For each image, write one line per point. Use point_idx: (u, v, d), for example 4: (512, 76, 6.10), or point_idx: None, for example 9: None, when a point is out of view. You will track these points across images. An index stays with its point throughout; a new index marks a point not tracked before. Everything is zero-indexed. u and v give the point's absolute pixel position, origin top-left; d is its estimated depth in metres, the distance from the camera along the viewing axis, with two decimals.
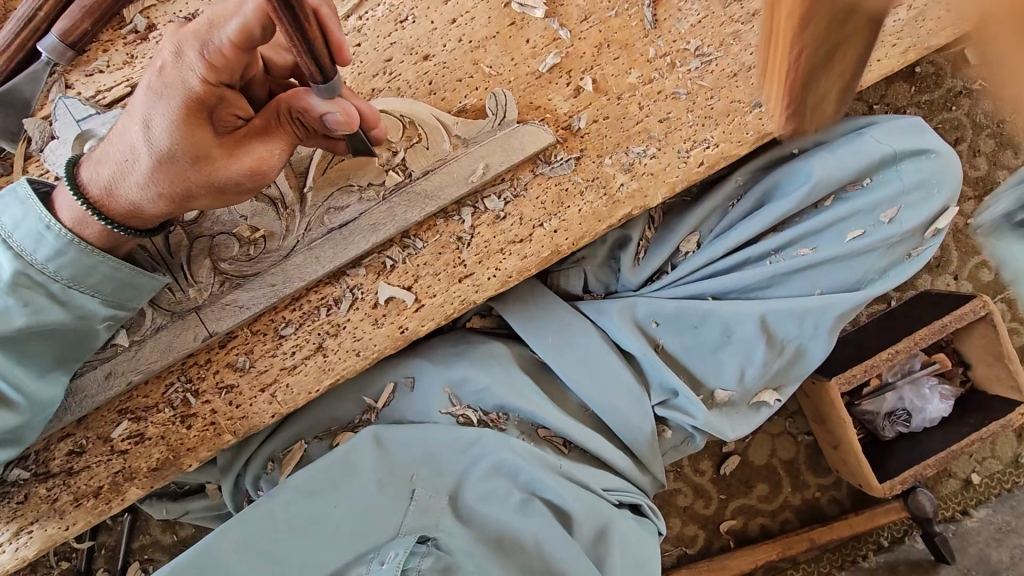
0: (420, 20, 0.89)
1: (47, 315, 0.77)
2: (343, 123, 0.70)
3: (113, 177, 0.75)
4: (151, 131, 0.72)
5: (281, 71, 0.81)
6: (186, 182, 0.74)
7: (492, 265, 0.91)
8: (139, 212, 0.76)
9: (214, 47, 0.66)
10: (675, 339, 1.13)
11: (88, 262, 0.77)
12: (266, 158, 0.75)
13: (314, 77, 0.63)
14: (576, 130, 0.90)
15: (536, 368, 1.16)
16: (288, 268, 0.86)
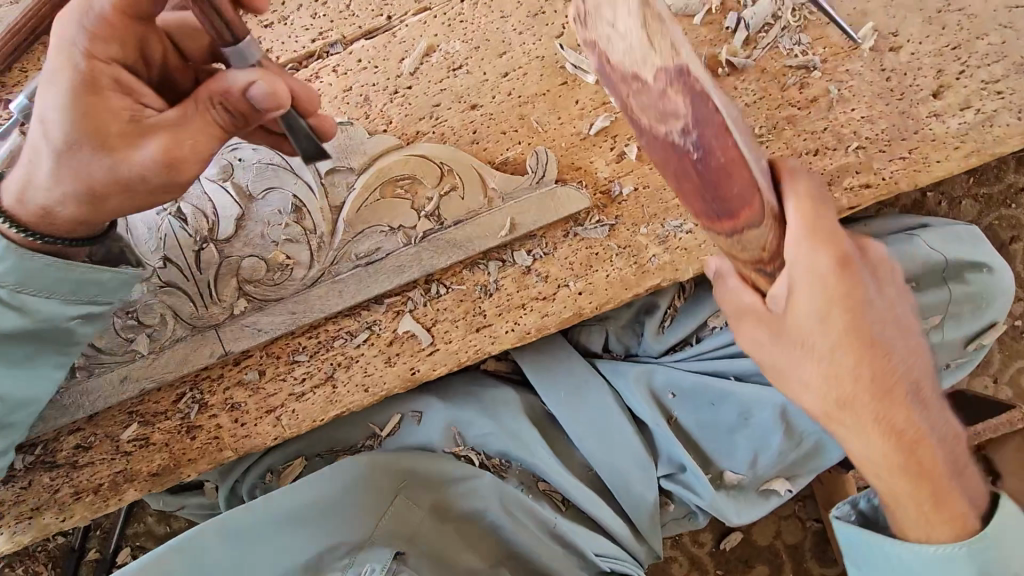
0: (473, 70, 0.90)
1: (8, 322, 0.76)
2: (271, 96, 0.63)
3: (24, 181, 0.73)
4: (49, 124, 0.68)
5: (199, 56, 0.77)
6: (87, 174, 0.68)
7: (512, 320, 0.90)
8: (56, 216, 0.73)
9: (95, 13, 0.67)
10: (689, 414, 1.11)
11: (47, 270, 0.75)
12: (179, 147, 0.68)
13: (223, 34, 0.61)
14: (614, 197, 0.89)
15: (544, 420, 1.14)
16: (311, 299, 0.87)
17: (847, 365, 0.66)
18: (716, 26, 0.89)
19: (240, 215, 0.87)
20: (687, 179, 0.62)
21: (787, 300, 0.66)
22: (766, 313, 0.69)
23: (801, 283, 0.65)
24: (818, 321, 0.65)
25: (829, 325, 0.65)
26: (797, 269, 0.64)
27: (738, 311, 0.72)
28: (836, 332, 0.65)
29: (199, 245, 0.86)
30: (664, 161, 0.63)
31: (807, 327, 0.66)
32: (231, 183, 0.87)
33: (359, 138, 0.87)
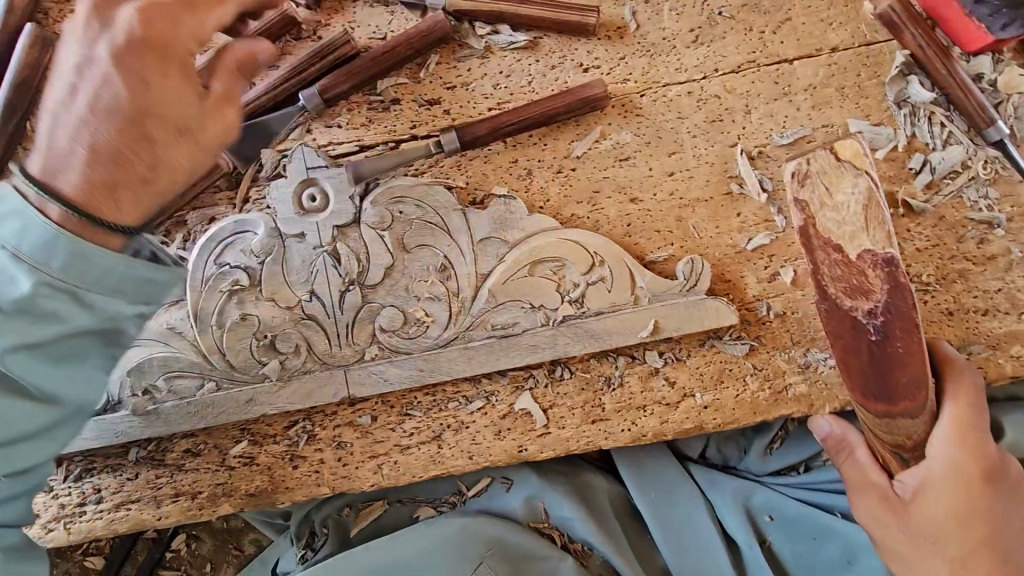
0: (640, 164, 0.90)
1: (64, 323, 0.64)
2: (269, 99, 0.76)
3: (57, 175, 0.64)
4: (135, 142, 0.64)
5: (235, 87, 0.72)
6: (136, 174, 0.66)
7: (630, 419, 0.88)
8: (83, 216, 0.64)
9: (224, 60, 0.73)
10: (786, 544, 1.05)
11: (104, 261, 0.64)
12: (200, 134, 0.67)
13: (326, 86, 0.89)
14: (760, 317, 0.87)
15: (625, 512, 1.11)
16: (440, 359, 0.87)
17: (971, 567, 0.72)
18: (899, 163, 0.86)
19: (391, 262, 0.88)
20: (857, 353, 0.77)
21: (913, 495, 0.75)
22: (895, 500, 0.76)
23: (930, 481, 0.74)
24: (947, 522, 0.73)
25: (956, 526, 0.73)
26: (933, 466, 0.74)
27: (859, 490, 0.79)
28: (957, 536, 0.72)
29: (347, 285, 0.88)
30: (841, 327, 0.78)
31: (921, 518, 0.74)
32: (388, 233, 0.88)
33: (519, 213, 0.87)
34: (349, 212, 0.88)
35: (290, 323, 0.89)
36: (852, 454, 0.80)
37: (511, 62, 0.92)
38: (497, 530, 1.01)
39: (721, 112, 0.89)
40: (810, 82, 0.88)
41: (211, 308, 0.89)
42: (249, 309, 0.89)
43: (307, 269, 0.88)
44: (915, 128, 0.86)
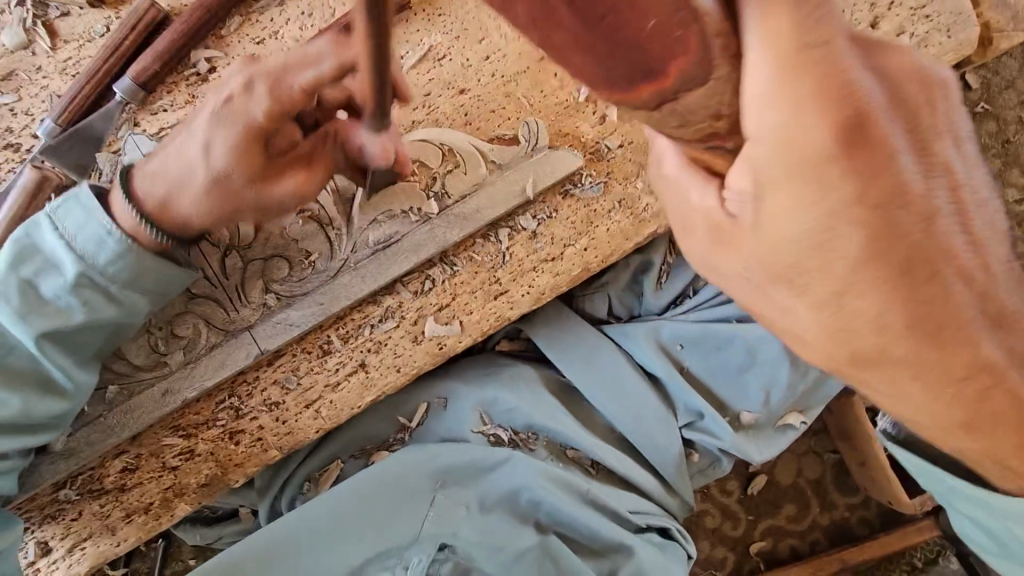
0: (456, 59, 0.97)
1: (101, 313, 0.82)
2: None
3: (167, 188, 0.81)
4: (213, 151, 0.78)
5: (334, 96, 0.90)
6: (236, 199, 0.81)
7: (526, 283, 0.96)
8: (188, 223, 0.83)
9: (284, 86, 0.74)
10: (699, 362, 1.19)
11: (154, 269, 0.83)
12: (307, 182, 0.83)
13: (367, 123, 0.73)
14: (604, 155, 0.96)
15: (563, 391, 1.21)
16: (334, 288, 0.91)
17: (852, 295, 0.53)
18: None
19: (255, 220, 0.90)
20: None
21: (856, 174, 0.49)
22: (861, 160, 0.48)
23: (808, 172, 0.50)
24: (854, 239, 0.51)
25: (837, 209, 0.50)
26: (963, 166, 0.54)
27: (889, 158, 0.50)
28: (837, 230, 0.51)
29: (223, 253, 0.91)
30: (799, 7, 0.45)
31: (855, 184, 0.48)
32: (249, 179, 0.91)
33: None
34: None
35: (181, 304, 0.91)
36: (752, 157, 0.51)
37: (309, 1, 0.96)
38: (436, 456, 1.06)
39: None
40: None
41: None
42: None
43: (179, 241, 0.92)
44: None
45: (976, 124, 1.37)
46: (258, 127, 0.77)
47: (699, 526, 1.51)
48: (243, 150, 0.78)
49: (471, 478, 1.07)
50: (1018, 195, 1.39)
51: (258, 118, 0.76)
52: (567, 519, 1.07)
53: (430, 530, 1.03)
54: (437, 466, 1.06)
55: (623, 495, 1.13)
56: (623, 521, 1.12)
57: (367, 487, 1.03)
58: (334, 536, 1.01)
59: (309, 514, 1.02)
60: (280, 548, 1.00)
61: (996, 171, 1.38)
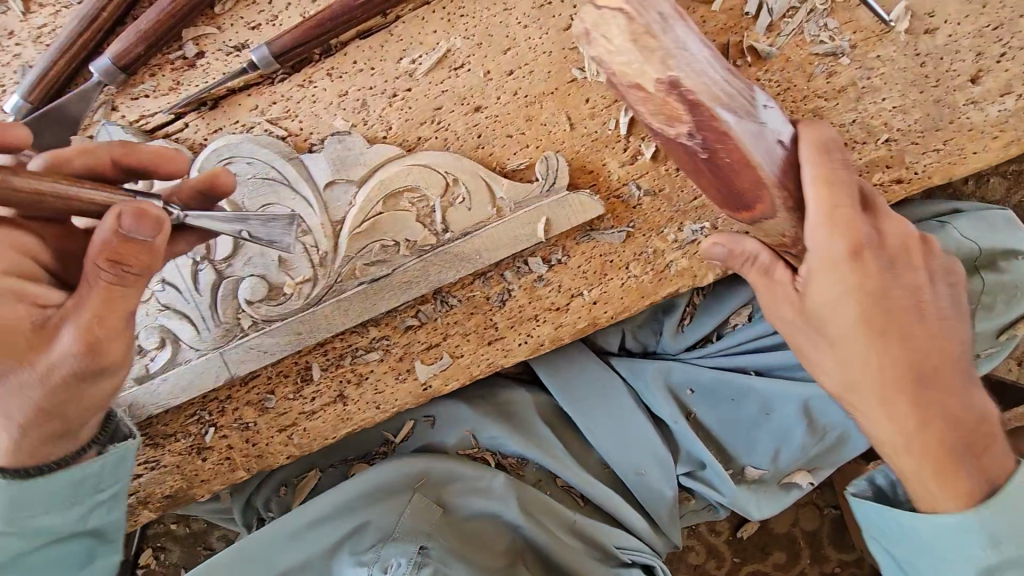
0: (476, 69, 0.84)
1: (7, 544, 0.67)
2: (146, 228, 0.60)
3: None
4: None
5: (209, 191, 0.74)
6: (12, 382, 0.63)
7: (524, 332, 0.87)
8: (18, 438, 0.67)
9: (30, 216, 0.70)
10: (709, 411, 1.09)
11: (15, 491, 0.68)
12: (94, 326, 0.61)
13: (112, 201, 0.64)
14: (629, 199, 0.85)
15: (558, 417, 1.12)
16: (316, 318, 0.83)
17: (893, 359, 0.71)
18: (735, 12, 0.83)
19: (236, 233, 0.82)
20: None
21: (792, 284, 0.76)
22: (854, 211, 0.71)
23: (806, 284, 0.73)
24: (832, 288, 0.71)
25: (861, 301, 0.71)
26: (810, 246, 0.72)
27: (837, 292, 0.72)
28: (856, 310, 0.71)
29: (197, 264, 0.82)
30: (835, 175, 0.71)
31: (873, 272, 0.71)
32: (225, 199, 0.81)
33: (356, 147, 0.82)
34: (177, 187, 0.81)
35: (152, 316, 0.84)
36: (755, 262, 0.78)
37: None
38: (408, 466, 0.98)
39: None
40: None
41: None
42: None
43: None
44: None
45: None
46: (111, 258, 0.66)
47: (681, 560, 1.47)
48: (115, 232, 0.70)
49: (446, 492, 0.98)
50: None
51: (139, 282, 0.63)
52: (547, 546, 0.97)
53: (404, 528, 0.93)
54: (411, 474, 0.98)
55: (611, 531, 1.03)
56: (605, 554, 1.02)
57: (340, 488, 0.96)
58: (309, 534, 0.94)
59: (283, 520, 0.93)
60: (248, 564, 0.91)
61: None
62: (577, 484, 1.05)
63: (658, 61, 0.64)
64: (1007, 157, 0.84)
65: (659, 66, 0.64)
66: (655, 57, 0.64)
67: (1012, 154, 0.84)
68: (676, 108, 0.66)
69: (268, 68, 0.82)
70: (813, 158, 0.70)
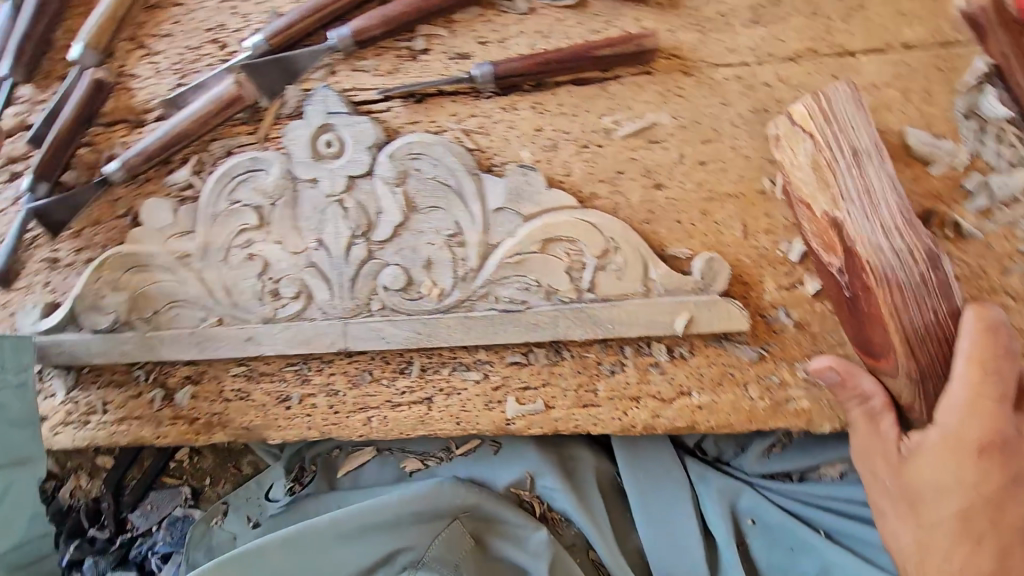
0: (671, 149, 0.85)
1: None
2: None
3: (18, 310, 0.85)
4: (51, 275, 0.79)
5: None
6: None
7: (622, 409, 0.87)
8: None
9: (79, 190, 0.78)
10: (763, 549, 1.04)
11: None
12: None
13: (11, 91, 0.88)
14: (772, 322, 0.84)
15: (613, 492, 1.09)
16: (439, 324, 0.86)
17: (977, 565, 0.70)
18: (952, 182, 0.80)
19: (400, 222, 0.86)
20: None
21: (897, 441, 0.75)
22: (1000, 412, 0.70)
23: (915, 451, 0.73)
24: (944, 473, 0.70)
25: (970, 498, 0.70)
26: (944, 410, 0.71)
27: (950, 467, 0.70)
28: (960, 504, 0.70)
29: (354, 238, 0.87)
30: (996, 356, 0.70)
31: (997, 478, 0.69)
32: (401, 189, 0.86)
33: (537, 185, 0.83)
34: (364, 162, 0.86)
35: (296, 266, 0.89)
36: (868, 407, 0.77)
37: (552, 21, 0.86)
38: (457, 498, 0.98)
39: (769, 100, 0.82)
40: (873, 81, 0.80)
41: (220, 242, 0.90)
42: (256, 248, 0.90)
43: (316, 216, 0.88)
44: (980, 145, 0.79)
45: None
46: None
47: None
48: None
49: (488, 530, 0.99)
50: None
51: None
52: None
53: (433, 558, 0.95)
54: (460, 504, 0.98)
55: None
56: None
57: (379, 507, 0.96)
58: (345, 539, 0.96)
59: (332, 518, 0.96)
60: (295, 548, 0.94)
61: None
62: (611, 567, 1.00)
63: (828, 194, 0.74)
64: None
65: (828, 200, 0.75)
66: (827, 190, 0.75)
67: None
68: (834, 241, 0.75)
69: (486, 84, 0.86)
70: (973, 337, 0.71)
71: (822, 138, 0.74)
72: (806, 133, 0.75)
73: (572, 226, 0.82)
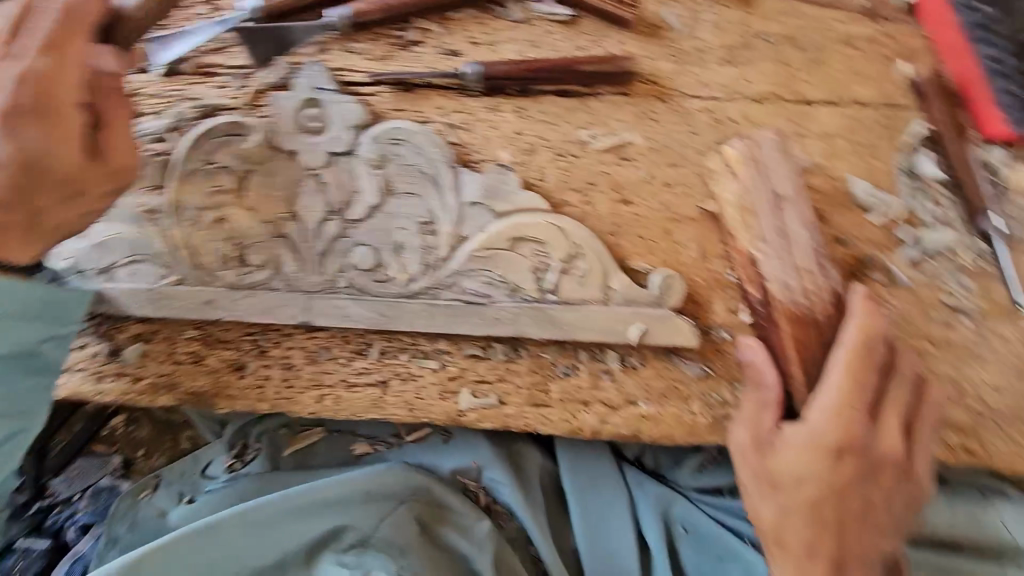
0: (640, 167, 0.90)
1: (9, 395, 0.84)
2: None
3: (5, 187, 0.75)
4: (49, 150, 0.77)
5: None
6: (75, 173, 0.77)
7: (571, 410, 0.90)
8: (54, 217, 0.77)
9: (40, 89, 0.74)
10: (691, 558, 1.06)
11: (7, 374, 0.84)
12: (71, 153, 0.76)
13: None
14: (717, 341, 0.89)
15: (554, 494, 1.11)
16: (402, 309, 0.88)
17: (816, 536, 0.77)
18: (889, 231, 0.87)
19: (376, 204, 0.88)
20: None
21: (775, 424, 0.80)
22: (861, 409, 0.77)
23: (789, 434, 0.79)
24: (803, 463, 0.77)
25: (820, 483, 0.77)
26: (816, 415, 0.77)
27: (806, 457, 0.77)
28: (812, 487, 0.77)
29: (327, 214, 0.88)
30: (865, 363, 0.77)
31: (846, 467, 0.76)
32: (381, 172, 0.87)
33: (511, 185, 0.87)
34: (343, 140, 0.88)
35: (263, 235, 0.89)
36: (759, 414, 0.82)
37: (541, 33, 0.91)
38: (399, 481, 0.99)
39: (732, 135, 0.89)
40: (827, 130, 0.89)
41: (190, 202, 0.89)
42: (226, 213, 0.89)
43: (293, 189, 0.88)
44: (912, 201, 0.87)
45: None
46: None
47: None
48: (20, 117, 0.72)
49: (433, 516, 0.99)
50: None
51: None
52: None
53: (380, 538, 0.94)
54: (404, 486, 0.99)
55: None
56: None
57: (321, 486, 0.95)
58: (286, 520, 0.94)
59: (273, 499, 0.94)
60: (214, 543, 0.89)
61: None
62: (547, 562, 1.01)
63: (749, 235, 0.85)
64: None
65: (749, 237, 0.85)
66: (749, 229, 0.85)
67: None
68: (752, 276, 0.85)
69: (474, 83, 0.90)
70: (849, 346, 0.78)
71: (747, 180, 0.86)
72: (736, 173, 0.87)
73: (544, 229, 0.86)
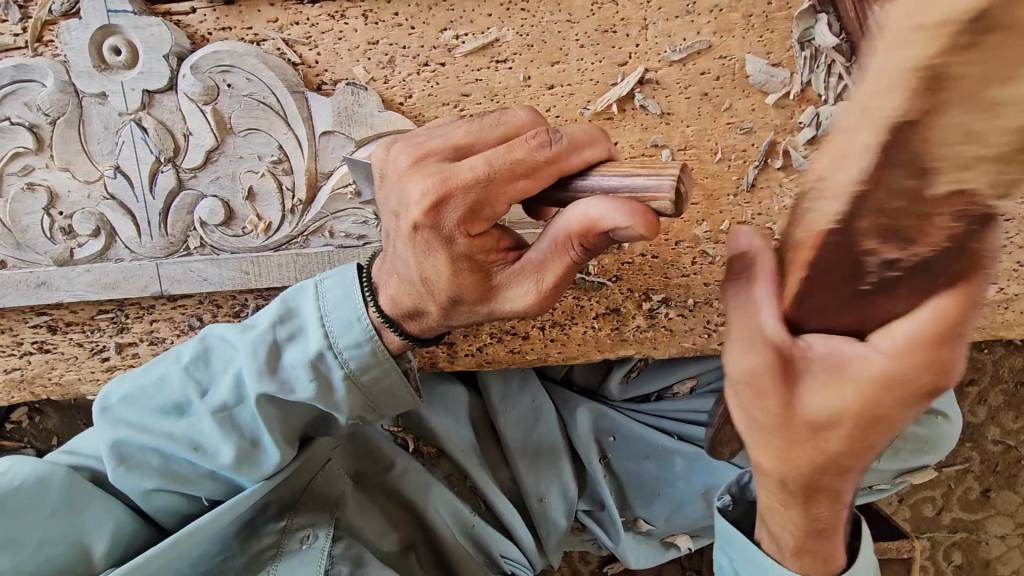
0: (515, 70, 0.79)
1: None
2: None
3: None
4: None
5: None
6: None
7: (474, 346, 0.88)
8: None
9: None
10: (623, 464, 1.02)
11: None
12: None
13: None
14: (617, 251, 0.84)
15: (485, 422, 1.03)
16: (268, 263, 0.78)
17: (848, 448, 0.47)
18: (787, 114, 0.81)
19: (213, 146, 0.76)
20: None
21: (795, 345, 0.46)
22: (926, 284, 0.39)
23: (860, 378, 0.43)
24: (837, 393, 0.45)
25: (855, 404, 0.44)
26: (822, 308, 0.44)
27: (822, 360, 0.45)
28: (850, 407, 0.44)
29: (159, 163, 0.76)
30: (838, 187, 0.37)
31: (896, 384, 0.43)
32: (212, 108, 0.75)
33: (368, 107, 0.76)
34: (163, 75, 0.73)
35: (92, 201, 0.77)
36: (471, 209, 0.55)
37: None
38: (294, 476, 0.86)
39: (616, 20, 0.77)
40: (718, 2, 0.77)
41: None
42: (38, 177, 0.76)
43: (110, 139, 0.75)
44: (811, 74, 0.78)
45: (1005, 353, 1.09)
46: (472, 179, 0.54)
47: None
48: None
49: (359, 460, 0.95)
50: (999, 436, 1.14)
51: (402, 166, 0.59)
52: (440, 542, 0.94)
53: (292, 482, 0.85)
54: (300, 478, 0.86)
55: (500, 541, 0.96)
56: (490, 561, 0.97)
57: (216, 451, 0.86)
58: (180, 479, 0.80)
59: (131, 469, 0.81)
60: (129, 460, 0.74)
61: (993, 405, 1.13)
62: (482, 487, 0.98)
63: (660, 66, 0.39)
64: (968, 339, 0.87)
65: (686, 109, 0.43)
66: None
67: (970, 338, 0.87)
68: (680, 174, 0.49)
69: None
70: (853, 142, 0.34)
71: None
72: None
73: None
